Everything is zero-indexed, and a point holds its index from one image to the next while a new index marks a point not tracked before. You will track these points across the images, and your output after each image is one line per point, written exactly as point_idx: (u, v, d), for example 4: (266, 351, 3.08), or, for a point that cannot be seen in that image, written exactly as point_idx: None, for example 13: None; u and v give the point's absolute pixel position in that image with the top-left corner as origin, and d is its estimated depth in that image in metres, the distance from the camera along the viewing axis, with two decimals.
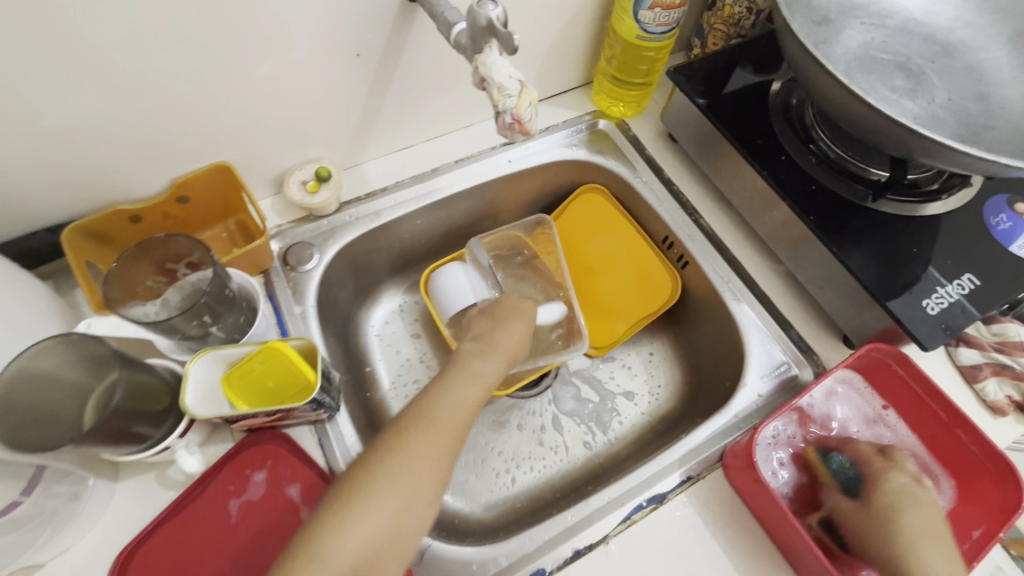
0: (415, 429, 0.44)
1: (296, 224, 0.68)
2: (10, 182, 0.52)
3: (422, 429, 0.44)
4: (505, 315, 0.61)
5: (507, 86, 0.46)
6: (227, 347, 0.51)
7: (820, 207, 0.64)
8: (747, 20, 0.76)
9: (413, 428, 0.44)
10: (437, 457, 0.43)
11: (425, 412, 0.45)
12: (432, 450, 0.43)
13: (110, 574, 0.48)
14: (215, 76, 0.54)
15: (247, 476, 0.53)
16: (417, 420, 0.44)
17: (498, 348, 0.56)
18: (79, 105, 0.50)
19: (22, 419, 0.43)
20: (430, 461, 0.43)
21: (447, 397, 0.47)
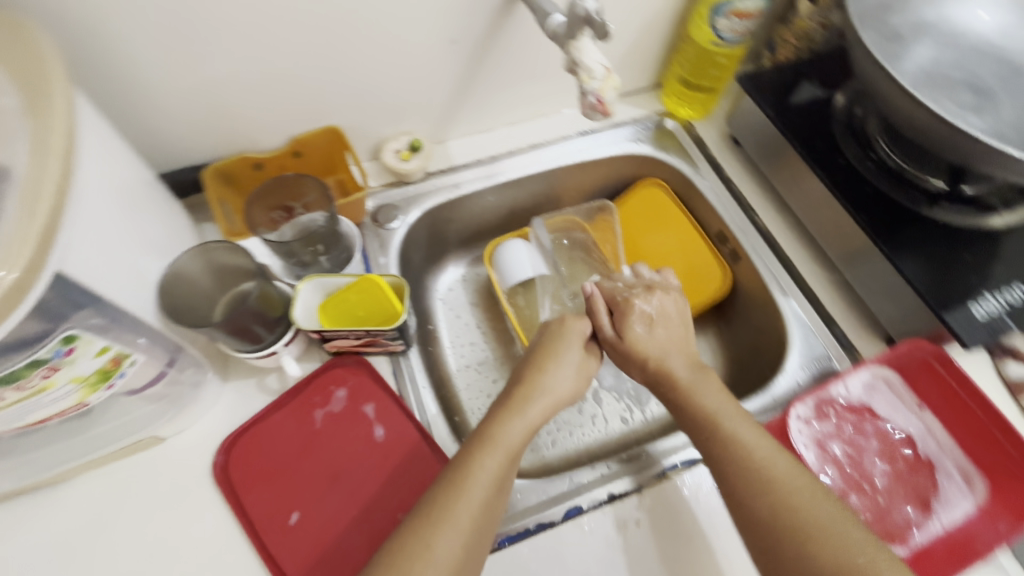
0: (473, 475, 0.50)
1: (386, 188, 0.78)
2: (173, 125, 0.63)
3: (480, 478, 0.50)
4: (559, 336, 0.63)
5: (595, 70, 0.53)
6: (328, 277, 0.59)
7: (875, 210, 0.67)
8: (820, 36, 0.80)
9: (473, 474, 0.50)
10: (495, 497, 0.50)
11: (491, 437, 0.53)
12: (488, 495, 0.49)
13: (219, 454, 0.57)
14: (342, 51, 0.64)
15: (331, 391, 0.61)
16: (476, 465, 0.51)
17: (548, 398, 0.58)
18: (235, 65, 0.60)
19: (174, 308, 0.51)
20: (488, 507, 0.49)
21: (503, 444, 0.53)
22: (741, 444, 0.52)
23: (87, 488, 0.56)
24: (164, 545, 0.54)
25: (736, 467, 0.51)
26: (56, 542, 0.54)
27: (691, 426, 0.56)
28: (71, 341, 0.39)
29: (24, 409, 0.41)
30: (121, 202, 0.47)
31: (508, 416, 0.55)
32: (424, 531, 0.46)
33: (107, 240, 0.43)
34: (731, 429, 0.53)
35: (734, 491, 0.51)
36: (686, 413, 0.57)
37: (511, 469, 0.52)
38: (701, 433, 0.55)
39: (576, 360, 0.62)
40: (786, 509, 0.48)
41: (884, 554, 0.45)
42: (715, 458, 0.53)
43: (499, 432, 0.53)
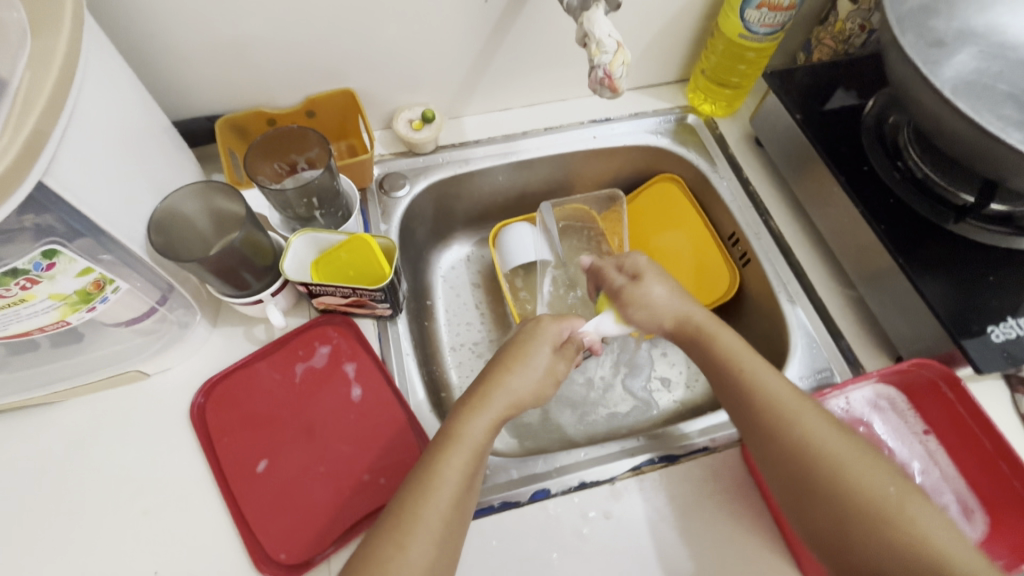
0: (440, 475, 0.47)
1: (396, 157, 0.78)
2: (191, 73, 0.64)
3: (448, 477, 0.47)
4: (522, 344, 0.58)
5: (605, 43, 0.52)
6: (323, 232, 0.59)
7: (896, 221, 0.64)
8: (858, 39, 0.76)
9: (440, 472, 0.48)
10: (464, 499, 0.48)
11: (457, 435, 0.50)
12: (458, 493, 0.47)
13: (198, 394, 0.58)
14: (359, 13, 0.63)
15: (315, 347, 0.62)
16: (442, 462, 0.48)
17: (513, 398, 0.54)
18: (253, 19, 0.61)
19: (166, 241, 0.52)
20: (460, 505, 0.47)
21: (468, 441, 0.50)
22: (764, 390, 0.52)
23: (70, 412, 0.58)
24: (135, 475, 0.55)
25: (757, 410, 0.52)
26: (36, 460, 0.55)
27: (714, 370, 0.57)
28: (51, 256, 0.40)
29: (5, 319, 0.43)
30: (120, 133, 0.48)
31: (476, 411, 0.52)
32: (393, 535, 0.45)
33: (102, 165, 0.45)
34: (751, 375, 0.53)
35: (756, 433, 0.51)
36: (709, 359, 0.57)
37: (479, 466, 0.50)
38: (723, 377, 0.55)
39: (550, 365, 0.58)
40: (806, 451, 0.48)
41: (900, 486, 0.46)
42: (738, 400, 0.53)
43: (464, 429, 0.50)
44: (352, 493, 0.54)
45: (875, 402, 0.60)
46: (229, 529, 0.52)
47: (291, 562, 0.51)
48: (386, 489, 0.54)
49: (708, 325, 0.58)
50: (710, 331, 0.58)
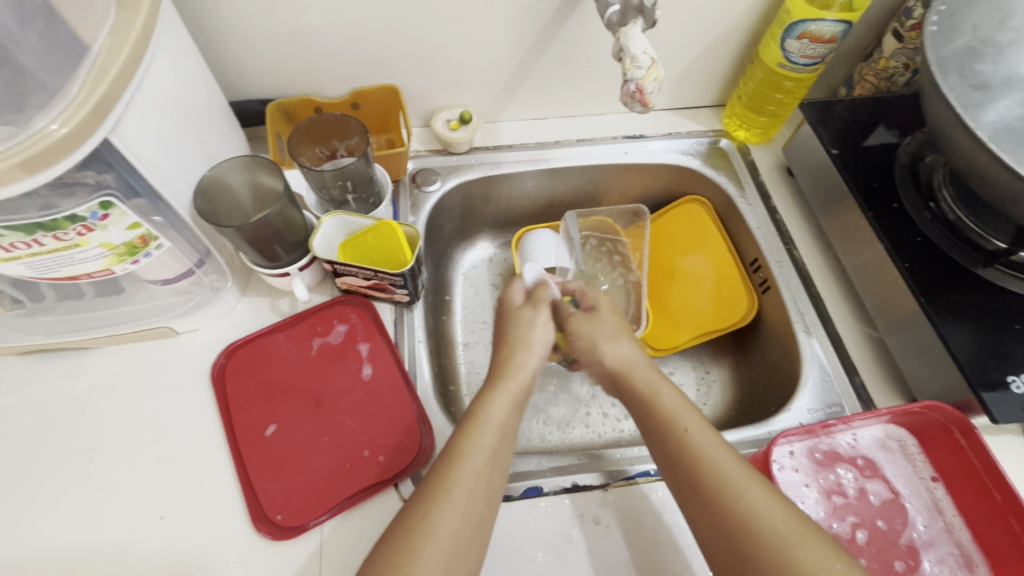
0: (472, 451, 0.49)
1: (431, 153, 0.81)
2: (251, 58, 0.69)
3: (476, 452, 0.49)
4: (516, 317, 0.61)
5: (640, 58, 0.53)
6: (352, 216, 0.62)
7: (921, 260, 0.63)
8: (901, 77, 0.76)
9: (468, 448, 0.49)
10: (491, 472, 0.49)
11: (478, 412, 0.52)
12: (485, 468, 0.48)
13: (220, 356, 0.62)
14: (409, 17, 0.67)
15: (333, 324, 0.64)
16: (465, 439, 0.49)
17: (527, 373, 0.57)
18: (311, 13, 0.65)
19: (207, 206, 0.56)
20: (484, 483, 0.48)
21: (492, 421, 0.51)
22: (699, 451, 0.48)
23: (105, 359, 0.62)
24: (154, 425, 0.58)
25: (691, 477, 0.47)
26: (69, 400, 0.59)
27: (651, 431, 0.52)
28: (107, 208, 0.44)
29: (58, 261, 0.47)
30: (182, 105, 0.52)
31: (495, 392, 0.54)
32: (424, 506, 0.45)
33: (161, 130, 0.48)
34: (689, 434, 0.49)
35: (691, 500, 0.47)
36: (648, 418, 0.53)
37: (506, 446, 0.51)
38: (659, 439, 0.51)
39: (546, 338, 0.60)
40: (745, 518, 0.44)
41: (845, 562, 0.41)
42: (674, 464, 0.49)
43: (486, 410, 0.52)
44: (350, 466, 0.56)
45: (881, 442, 0.59)
46: (233, 486, 0.55)
47: (286, 525, 0.53)
48: (383, 466, 0.56)
49: (643, 376, 0.55)
50: (647, 385, 0.54)
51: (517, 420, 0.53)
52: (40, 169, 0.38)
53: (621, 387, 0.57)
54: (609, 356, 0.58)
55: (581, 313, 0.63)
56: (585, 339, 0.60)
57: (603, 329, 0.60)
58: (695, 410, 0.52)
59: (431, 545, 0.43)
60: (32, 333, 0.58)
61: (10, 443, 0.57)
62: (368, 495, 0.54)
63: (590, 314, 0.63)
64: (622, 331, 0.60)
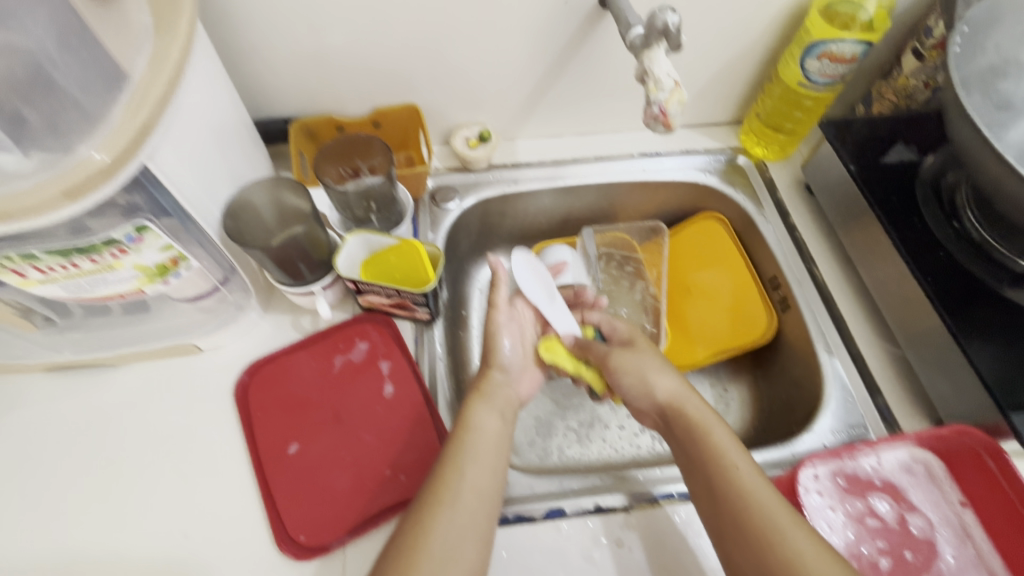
0: (462, 458, 0.50)
1: (449, 171, 0.81)
2: (276, 79, 0.70)
3: (465, 457, 0.50)
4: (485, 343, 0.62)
5: (663, 81, 0.54)
6: (374, 236, 0.61)
7: (948, 280, 0.63)
8: (921, 95, 0.75)
9: (456, 454, 0.51)
10: (480, 479, 0.50)
11: (463, 425, 0.53)
12: (474, 476, 0.49)
13: (242, 373, 0.62)
14: (432, 38, 0.68)
15: (354, 342, 0.65)
16: (456, 446, 0.51)
17: (504, 391, 0.60)
18: (336, 35, 0.66)
19: (236, 226, 0.57)
20: (476, 487, 0.49)
21: (477, 429, 0.53)
22: (749, 494, 0.48)
23: (130, 376, 0.62)
24: (178, 441, 0.59)
25: (740, 520, 0.47)
26: (95, 416, 0.60)
27: (695, 464, 0.52)
28: (142, 230, 0.44)
29: (93, 282, 0.48)
30: (213, 128, 0.53)
31: (477, 402, 0.56)
32: (416, 512, 0.47)
33: (193, 153, 0.49)
34: (737, 471, 0.49)
35: (735, 544, 0.47)
36: (693, 451, 0.53)
37: (496, 453, 0.52)
38: (704, 473, 0.51)
39: (512, 354, 0.62)
40: (790, 563, 0.44)
41: None
42: (718, 500, 0.49)
43: (471, 418, 0.54)
44: (372, 485, 0.56)
45: (907, 465, 0.58)
46: (256, 505, 0.55)
47: (309, 545, 0.53)
48: (405, 486, 0.56)
49: (696, 414, 0.55)
50: (697, 422, 0.54)
51: (502, 425, 0.56)
52: (83, 197, 0.39)
53: (668, 422, 0.57)
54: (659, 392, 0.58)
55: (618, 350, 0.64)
56: (630, 375, 0.61)
57: (653, 363, 0.61)
58: (745, 451, 0.51)
59: (427, 551, 0.44)
60: (60, 350, 0.59)
61: (38, 459, 0.58)
62: (390, 515, 0.54)
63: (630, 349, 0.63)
64: (663, 362, 0.61)
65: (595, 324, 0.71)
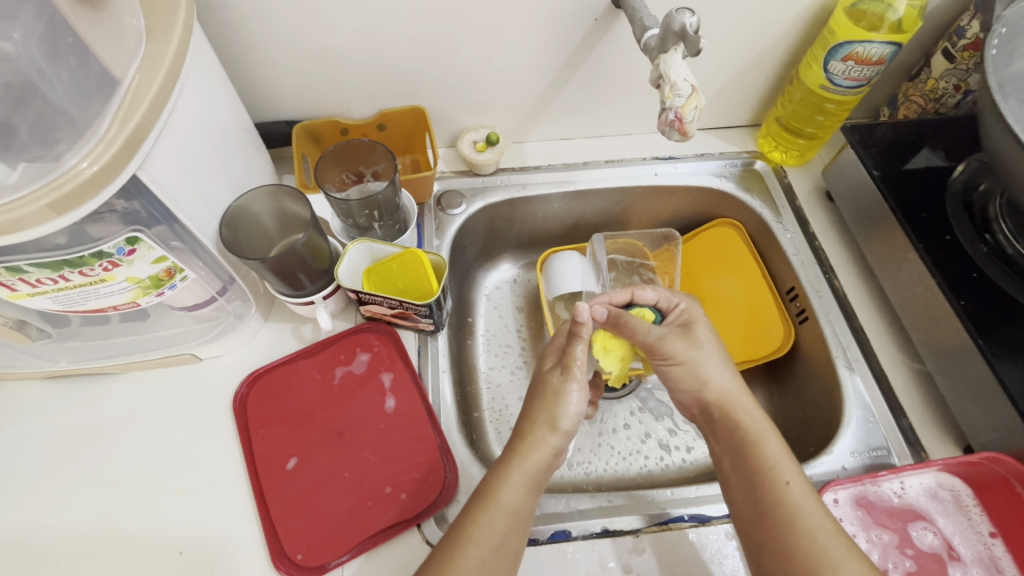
0: (475, 538, 0.46)
1: (456, 175, 0.79)
2: (278, 81, 0.68)
3: (480, 539, 0.46)
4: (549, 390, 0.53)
5: (680, 86, 0.52)
6: (377, 244, 0.61)
7: (977, 297, 0.60)
8: (951, 98, 0.71)
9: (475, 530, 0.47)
10: (495, 564, 0.46)
11: (486, 503, 0.48)
12: (488, 557, 0.46)
13: (242, 383, 0.61)
14: (438, 39, 0.66)
15: (356, 352, 0.63)
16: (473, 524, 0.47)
17: (553, 448, 0.52)
18: (340, 37, 0.64)
19: (236, 239, 0.56)
20: (489, 572, 0.46)
21: (504, 505, 0.48)
22: (803, 516, 0.45)
23: (129, 384, 0.61)
24: (176, 453, 0.57)
25: (784, 539, 0.45)
26: (93, 425, 0.59)
27: (741, 470, 0.50)
28: (134, 243, 0.43)
29: (84, 295, 0.46)
30: (210, 135, 0.52)
31: (509, 469, 0.50)
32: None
33: (188, 161, 0.48)
34: (789, 489, 0.47)
35: (772, 559, 0.45)
36: (741, 457, 0.51)
37: (513, 535, 0.47)
38: (749, 482, 0.49)
39: (578, 411, 0.53)
40: None
41: None
42: (759, 511, 0.47)
43: (499, 493, 0.48)
44: (372, 504, 0.54)
45: (932, 491, 0.55)
46: (253, 521, 0.54)
47: (306, 564, 0.51)
48: (406, 505, 0.54)
49: (752, 427, 0.51)
50: (752, 434, 0.51)
51: (533, 500, 0.50)
52: (70, 209, 0.37)
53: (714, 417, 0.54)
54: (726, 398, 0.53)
55: (673, 334, 0.55)
56: (686, 370, 0.54)
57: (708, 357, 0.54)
58: (798, 466, 0.49)
59: None
60: (57, 359, 0.58)
61: (35, 468, 0.57)
62: (390, 536, 0.52)
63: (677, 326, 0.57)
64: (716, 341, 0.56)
65: (649, 303, 0.60)
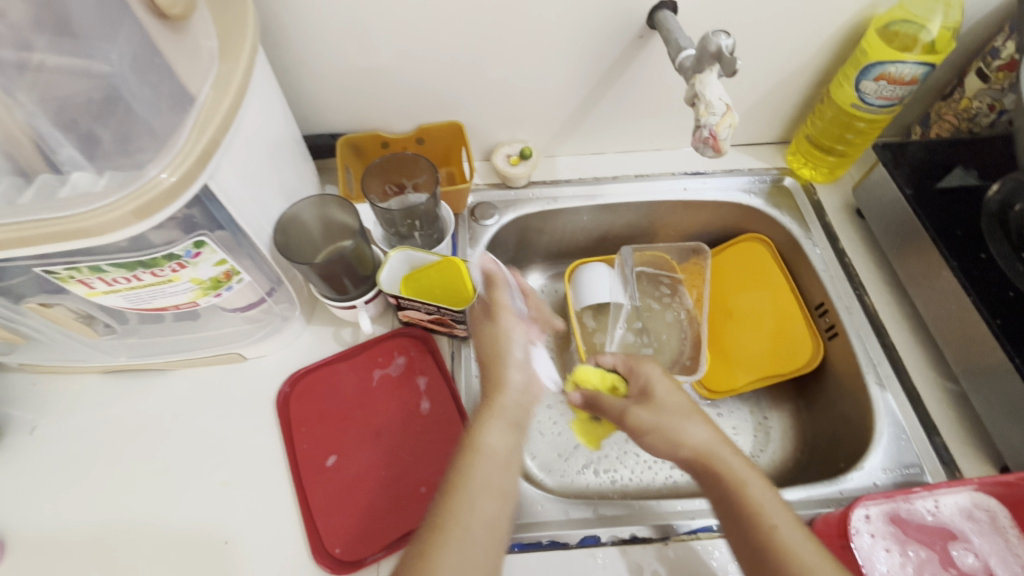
0: (466, 485, 0.45)
1: (489, 187, 0.82)
2: (325, 96, 0.72)
3: (471, 485, 0.45)
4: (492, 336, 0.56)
5: (715, 105, 0.53)
6: (417, 252, 0.63)
7: (1015, 315, 0.59)
8: (985, 118, 0.71)
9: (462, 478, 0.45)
10: (490, 509, 0.44)
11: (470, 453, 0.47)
12: (487, 510, 0.44)
13: (284, 382, 0.64)
14: (478, 57, 0.69)
15: (393, 356, 0.65)
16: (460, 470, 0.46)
17: (523, 387, 0.53)
18: (385, 55, 0.68)
19: (287, 245, 0.59)
20: (491, 521, 0.44)
21: (487, 452, 0.47)
22: (796, 558, 0.44)
23: (179, 380, 0.65)
24: (222, 447, 0.60)
25: None
26: (146, 419, 0.62)
27: (728, 519, 0.48)
28: (200, 246, 0.46)
29: (151, 294, 0.50)
30: (267, 147, 0.55)
31: (486, 413, 0.50)
32: (421, 553, 0.42)
33: (249, 171, 0.51)
34: (777, 530, 0.45)
35: None
36: (725, 506, 0.48)
37: (507, 477, 0.46)
38: (739, 531, 0.47)
39: (526, 350, 0.56)
40: None
41: None
42: (756, 559, 0.45)
43: (479, 438, 0.48)
44: (407, 502, 0.56)
45: (968, 511, 0.54)
46: (294, 515, 0.56)
47: (344, 559, 0.53)
48: None
49: (721, 458, 0.50)
50: (727, 471, 0.49)
51: (516, 440, 0.49)
52: (150, 216, 0.40)
53: (692, 470, 0.52)
54: (694, 438, 0.52)
55: (636, 404, 0.56)
56: (651, 430, 0.54)
57: (661, 397, 0.56)
58: (782, 502, 0.47)
59: None
60: (117, 354, 0.62)
61: (92, 457, 0.60)
62: None
63: (643, 398, 0.57)
64: (688, 400, 0.55)
65: (610, 366, 0.64)
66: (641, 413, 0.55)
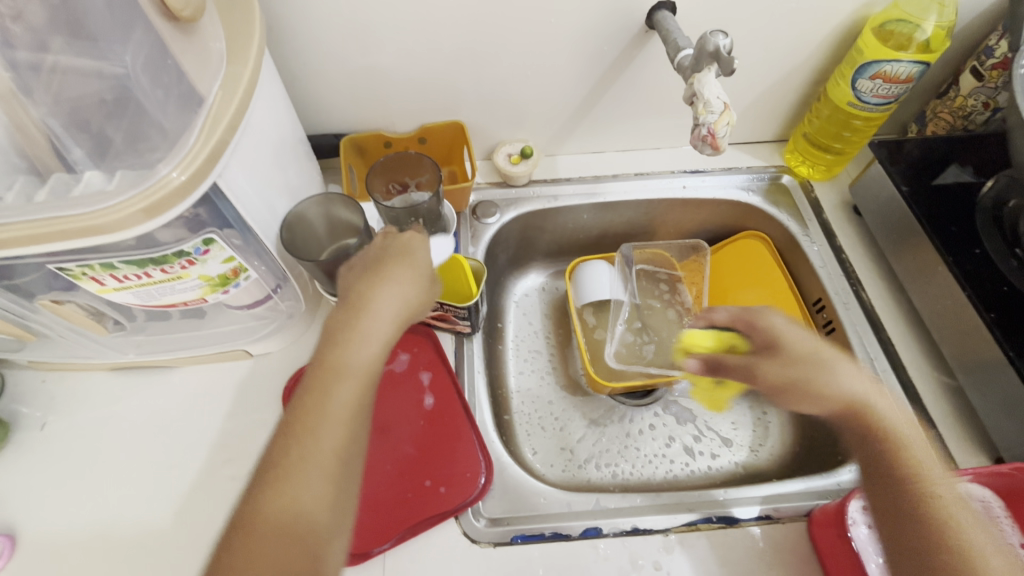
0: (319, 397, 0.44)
1: (491, 186, 0.83)
2: (328, 96, 0.73)
3: (327, 397, 0.44)
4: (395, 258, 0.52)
5: (713, 103, 0.54)
6: None
7: (1009, 309, 0.60)
8: (980, 116, 0.73)
9: (309, 402, 0.44)
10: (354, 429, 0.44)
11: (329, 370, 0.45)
12: (342, 423, 0.43)
13: (288, 379, 0.64)
14: (479, 57, 0.70)
15: (396, 352, 0.66)
16: (325, 389, 0.44)
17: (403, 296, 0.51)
18: (387, 56, 0.68)
19: (294, 244, 0.60)
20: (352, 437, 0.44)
21: (353, 364, 0.46)
22: (957, 517, 0.43)
23: (186, 377, 0.65)
24: (229, 443, 0.61)
25: (932, 538, 0.43)
26: (153, 415, 0.63)
27: (875, 468, 0.48)
28: (209, 244, 0.47)
29: (160, 291, 0.50)
30: (273, 146, 0.56)
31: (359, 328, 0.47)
32: (262, 484, 0.41)
33: (256, 170, 0.52)
34: (935, 483, 0.45)
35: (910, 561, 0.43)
36: (875, 454, 0.48)
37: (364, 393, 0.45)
38: (886, 481, 0.46)
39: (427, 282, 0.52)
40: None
41: None
42: (902, 510, 0.45)
43: (353, 347, 0.46)
44: (412, 495, 0.57)
45: None
46: None
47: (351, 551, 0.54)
48: (444, 498, 0.57)
49: (876, 409, 0.50)
50: (883, 425, 0.49)
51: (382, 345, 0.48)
52: (160, 214, 0.41)
53: (847, 421, 0.51)
54: (839, 387, 0.51)
55: (767, 359, 0.55)
56: (784, 383, 0.53)
57: (807, 346, 0.54)
58: (939, 462, 0.47)
59: (290, 515, 0.40)
60: (125, 351, 0.63)
61: (100, 453, 0.61)
62: (430, 525, 0.55)
63: (774, 355, 0.55)
64: (827, 349, 0.53)
65: (724, 322, 0.60)
66: (773, 366, 0.54)
